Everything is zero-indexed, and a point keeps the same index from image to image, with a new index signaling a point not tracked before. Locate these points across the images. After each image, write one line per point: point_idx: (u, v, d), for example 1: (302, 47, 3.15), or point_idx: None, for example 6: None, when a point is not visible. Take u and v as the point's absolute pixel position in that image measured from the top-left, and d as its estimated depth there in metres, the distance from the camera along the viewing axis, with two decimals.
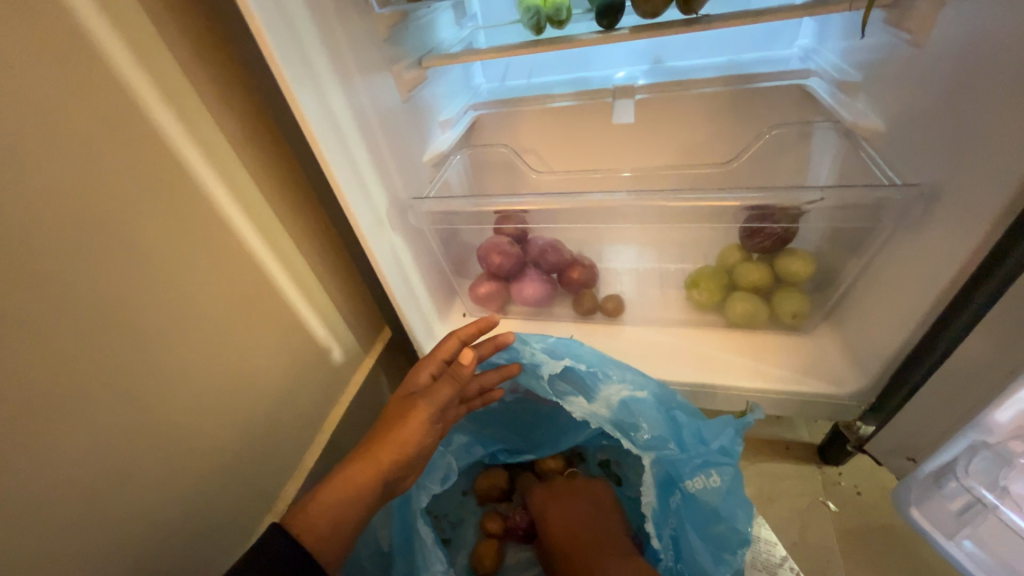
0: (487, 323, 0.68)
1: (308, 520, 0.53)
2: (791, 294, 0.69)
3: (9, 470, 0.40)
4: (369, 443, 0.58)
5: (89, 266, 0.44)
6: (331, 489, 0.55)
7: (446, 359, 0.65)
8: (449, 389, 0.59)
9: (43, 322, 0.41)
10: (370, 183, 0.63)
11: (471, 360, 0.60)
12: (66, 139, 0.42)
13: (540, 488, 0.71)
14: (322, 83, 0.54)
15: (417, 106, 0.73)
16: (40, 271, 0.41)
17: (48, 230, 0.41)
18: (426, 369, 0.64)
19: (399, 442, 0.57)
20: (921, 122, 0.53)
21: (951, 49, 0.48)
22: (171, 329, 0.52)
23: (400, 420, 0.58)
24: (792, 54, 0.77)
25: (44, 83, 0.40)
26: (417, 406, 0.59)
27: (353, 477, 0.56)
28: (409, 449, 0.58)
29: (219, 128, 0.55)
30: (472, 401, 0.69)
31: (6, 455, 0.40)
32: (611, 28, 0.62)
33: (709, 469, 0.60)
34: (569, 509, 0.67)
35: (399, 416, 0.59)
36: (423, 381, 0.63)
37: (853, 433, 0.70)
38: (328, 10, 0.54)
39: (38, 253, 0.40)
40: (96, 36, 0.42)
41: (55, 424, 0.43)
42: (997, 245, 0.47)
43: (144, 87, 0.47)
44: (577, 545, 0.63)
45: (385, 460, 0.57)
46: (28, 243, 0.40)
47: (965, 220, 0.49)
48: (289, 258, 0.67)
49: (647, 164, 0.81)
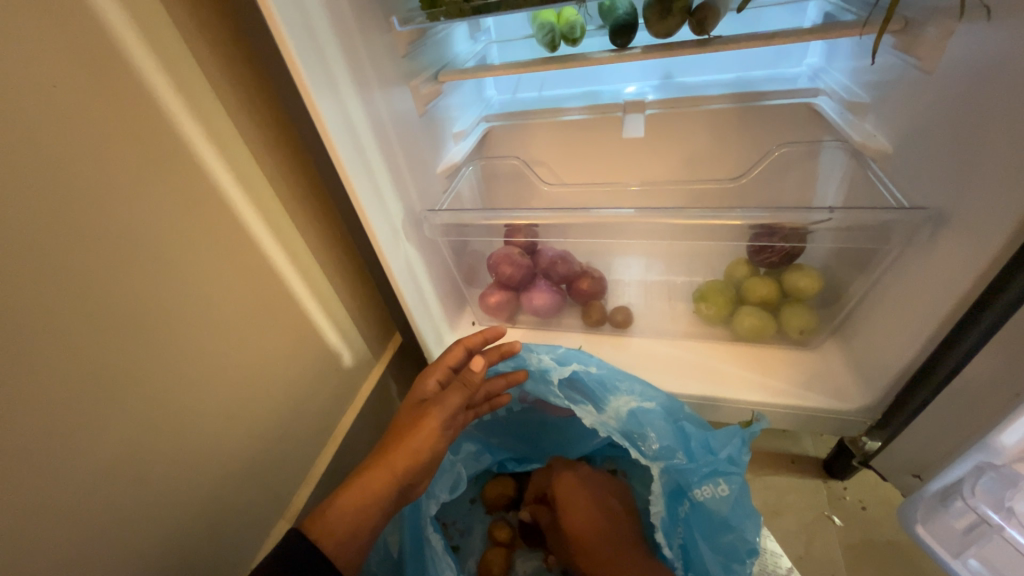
0: (496, 332, 0.69)
1: (326, 525, 0.54)
2: (799, 309, 0.70)
3: (41, 470, 0.42)
4: (383, 449, 0.59)
5: (119, 275, 0.46)
6: (348, 495, 0.56)
7: (453, 366, 0.67)
8: (459, 396, 0.60)
9: (74, 329, 0.43)
10: (386, 194, 0.65)
11: (481, 367, 0.61)
12: (97, 153, 0.43)
13: (572, 473, 0.71)
14: (344, 98, 0.55)
15: (432, 119, 0.75)
16: (68, 278, 0.42)
17: (78, 239, 0.43)
18: (434, 377, 0.66)
19: (412, 448, 0.58)
20: (929, 144, 0.54)
21: (959, 74, 0.49)
22: (189, 335, 0.54)
23: (413, 427, 0.59)
24: (801, 72, 0.78)
25: (77, 99, 0.42)
26: (429, 413, 0.60)
27: (368, 483, 0.57)
28: (423, 455, 0.59)
29: (244, 142, 0.57)
30: (479, 407, 0.70)
31: (37, 456, 0.42)
32: (624, 47, 0.63)
33: (717, 478, 0.60)
34: (595, 501, 0.68)
35: (411, 423, 0.60)
36: (432, 388, 0.65)
37: (858, 448, 0.72)
38: (350, 29, 0.55)
39: (73, 262, 0.43)
40: (128, 53, 0.44)
41: (77, 427, 0.45)
42: (1007, 265, 0.47)
43: (173, 103, 0.49)
44: (601, 537, 0.64)
45: (398, 466, 0.58)
46: (64, 254, 0.42)
47: (970, 242, 0.50)
48: (305, 267, 0.68)
49: (655, 177, 0.82)
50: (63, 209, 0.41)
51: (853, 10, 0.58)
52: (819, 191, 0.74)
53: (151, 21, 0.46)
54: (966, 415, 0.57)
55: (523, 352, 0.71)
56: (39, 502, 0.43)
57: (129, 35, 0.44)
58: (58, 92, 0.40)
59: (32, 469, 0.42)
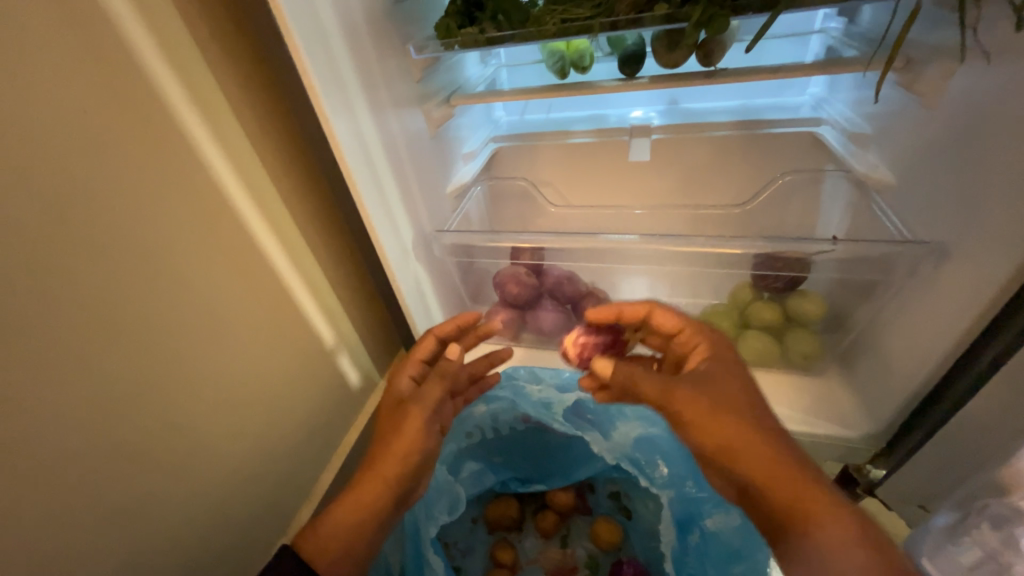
0: (469, 318, 0.68)
1: (319, 543, 0.53)
2: (803, 335, 0.70)
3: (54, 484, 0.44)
4: (371, 457, 0.58)
5: (136, 293, 0.48)
6: (342, 510, 0.55)
7: (425, 359, 0.67)
8: (438, 387, 0.62)
9: (91, 345, 0.45)
10: (397, 214, 0.66)
11: (458, 355, 0.63)
12: (114, 175, 0.45)
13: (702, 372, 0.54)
14: (358, 118, 0.57)
15: (443, 141, 0.76)
16: (86, 296, 0.44)
17: (91, 259, 0.44)
18: (407, 373, 0.66)
19: (399, 452, 0.58)
20: (931, 178, 0.55)
21: (963, 110, 0.50)
22: (196, 351, 0.54)
23: (395, 432, 0.58)
24: (804, 101, 0.79)
25: (96, 123, 0.43)
26: (410, 412, 0.59)
27: (362, 495, 0.56)
28: (412, 457, 0.58)
29: (261, 165, 0.59)
30: (467, 394, 0.68)
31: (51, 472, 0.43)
32: (632, 77, 0.65)
33: (727, 507, 0.60)
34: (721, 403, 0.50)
35: (393, 427, 0.59)
36: (406, 385, 0.65)
37: (864, 477, 0.72)
38: (367, 52, 0.57)
39: (94, 281, 0.44)
40: (157, 83, 0.47)
41: (81, 443, 0.45)
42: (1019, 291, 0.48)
43: (199, 128, 0.51)
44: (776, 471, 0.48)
45: (389, 472, 0.57)
46: (86, 273, 0.43)
47: (980, 268, 0.51)
48: (315, 284, 0.69)
49: (659, 201, 0.84)
50: (88, 230, 0.43)
51: (856, 46, 0.59)
52: (823, 218, 0.75)
53: (180, 51, 0.49)
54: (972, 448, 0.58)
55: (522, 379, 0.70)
56: (39, 518, 0.43)
57: (160, 66, 0.47)
58: (87, 119, 0.42)
59: (35, 486, 0.42)
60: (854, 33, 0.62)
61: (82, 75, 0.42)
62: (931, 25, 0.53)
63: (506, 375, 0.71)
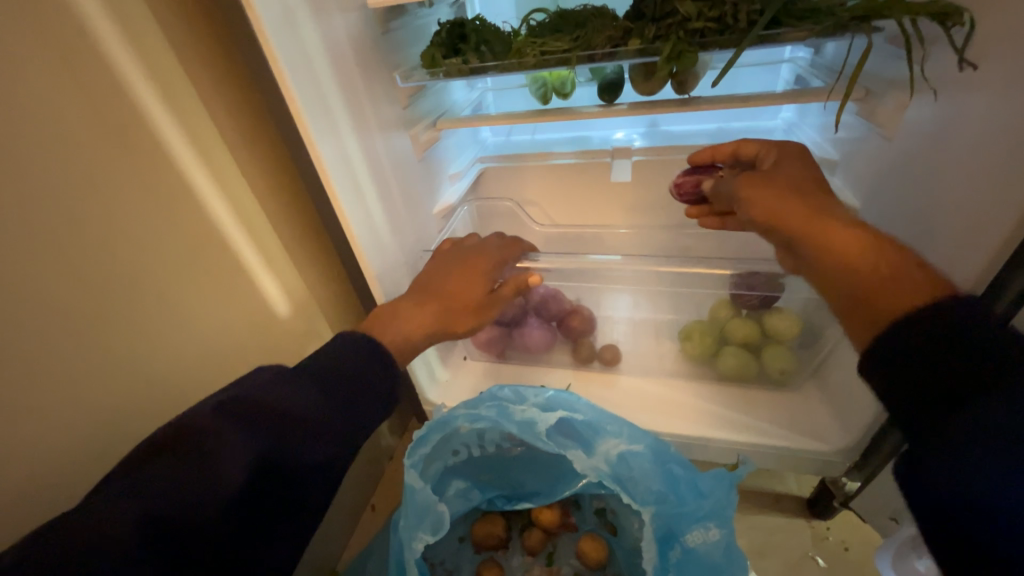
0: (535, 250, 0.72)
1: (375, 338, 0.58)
2: (778, 351, 0.71)
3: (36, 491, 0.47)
4: (435, 298, 0.62)
5: (119, 313, 0.51)
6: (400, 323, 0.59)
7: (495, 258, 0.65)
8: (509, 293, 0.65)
9: (69, 364, 0.47)
10: (383, 235, 0.67)
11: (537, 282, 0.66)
12: (99, 199, 0.48)
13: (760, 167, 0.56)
14: (345, 143, 0.59)
15: (429, 163, 0.78)
16: (68, 317, 0.47)
17: (72, 276, 0.47)
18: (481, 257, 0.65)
19: (465, 319, 0.62)
20: (899, 200, 0.58)
21: (923, 138, 0.54)
22: (173, 366, 0.57)
23: (472, 310, 0.63)
24: (776, 126, 0.83)
25: (84, 151, 0.47)
26: (484, 310, 0.63)
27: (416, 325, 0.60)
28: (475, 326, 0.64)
29: (249, 191, 0.63)
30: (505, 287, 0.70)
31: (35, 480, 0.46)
32: (612, 103, 0.68)
33: (708, 523, 0.61)
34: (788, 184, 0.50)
35: (470, 304, 0.62)
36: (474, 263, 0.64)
37: (839, 490, 0.74)
38: (355, 80, 0.59)
39: (79, 301, 0.47)
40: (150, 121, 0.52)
41: (52, 453, 0.48)
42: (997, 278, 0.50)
43: (193, 162, 0.56)
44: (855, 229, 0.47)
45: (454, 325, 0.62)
46: (68, 294, 0.46)
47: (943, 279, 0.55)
48: (299, 302, 0.73)
49: (641, 221, 0.87)
50: (74, 254, 0.47)
51: (820, 77, 0.63)
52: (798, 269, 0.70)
53: (173, 92, 0.54)
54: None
55: (505, 402, 0.68)
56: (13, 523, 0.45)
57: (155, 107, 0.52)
58: (76, 153, 0.46)
59: (6, 493, 0.45)
60: (819, 64, 0.66)
61: (75, 115, 0.46)
62: (888, 59, 0.57)
63: (490, 394, 0.70)
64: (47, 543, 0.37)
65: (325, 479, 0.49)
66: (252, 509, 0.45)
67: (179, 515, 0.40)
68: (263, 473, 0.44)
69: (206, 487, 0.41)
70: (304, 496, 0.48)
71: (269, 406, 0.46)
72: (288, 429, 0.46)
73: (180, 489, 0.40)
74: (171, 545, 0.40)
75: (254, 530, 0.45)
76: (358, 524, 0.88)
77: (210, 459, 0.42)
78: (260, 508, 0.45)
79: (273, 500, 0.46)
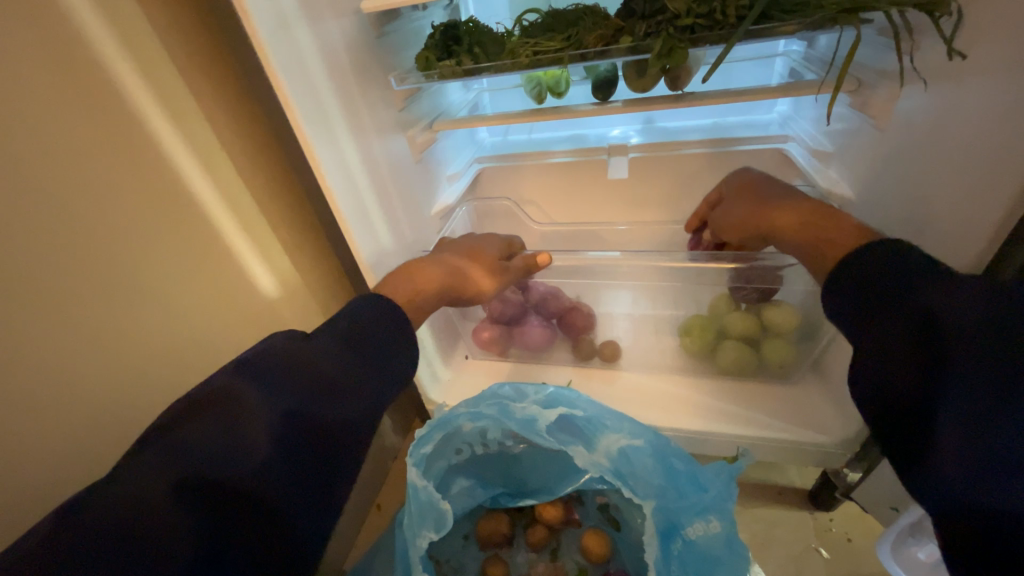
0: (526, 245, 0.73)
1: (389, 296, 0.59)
2: (778, 344, 0.72)
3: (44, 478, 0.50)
4: (446, 267, 0.64)
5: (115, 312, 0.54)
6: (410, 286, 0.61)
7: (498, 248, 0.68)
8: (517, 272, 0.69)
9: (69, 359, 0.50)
10: (382, 235, 0.68)
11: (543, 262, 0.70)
12: (99, 205, 0.52)
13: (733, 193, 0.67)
14: (341, 146, 0.59)
15: (426, 164, 0.79)
16: (67, 314, 0.50)
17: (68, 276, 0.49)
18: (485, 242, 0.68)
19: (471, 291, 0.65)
20: (894, 190, 0.58)
21: (915, 127, 0.54)
22: (172, 362, 0.60)
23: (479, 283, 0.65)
24: (772, 120, 0.83)
25: (87, 161, 0.50)
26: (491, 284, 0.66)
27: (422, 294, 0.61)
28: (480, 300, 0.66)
29: (244, 194, 0.65)
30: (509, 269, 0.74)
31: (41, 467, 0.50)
32: (605, 101, 0.69)
33: (709, 516, 0.62)
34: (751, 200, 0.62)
35: (477, 278, 0.65)
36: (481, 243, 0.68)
37: (842, 481, 0.73)
38: (350, 83, 0.60)
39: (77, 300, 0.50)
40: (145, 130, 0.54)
41: (58, 445, 0.51)
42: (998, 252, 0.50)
43: (188, 167, 0.59)
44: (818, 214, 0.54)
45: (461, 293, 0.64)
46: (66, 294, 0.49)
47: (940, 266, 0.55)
48: (296, 301, 0.75)
49: (637, 218, 0.88)
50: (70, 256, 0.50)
51: (812, 70, 0.63)
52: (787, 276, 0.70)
53: (167, 101, 0.56)
54: (1001, 415, 0.35)
55: (506, 401, 0.68)
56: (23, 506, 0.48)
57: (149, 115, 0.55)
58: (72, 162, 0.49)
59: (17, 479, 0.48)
60: (811, 57, 0.66)
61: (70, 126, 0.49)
62: (877, 50, 0.57)
63: (492, 392, 0.70)
64: (94, 501, 0.36)
65: (362, 437, 0.48)
66: (299, 470, 0.42)
67: (219, 475, 0.38)
68: (297, 434, 0.43)
69: (242, 445, 0.40)
70: (347, 456, 0.46)
71: (306, 368, 0.46)
72: (325, 391, 0.46)
73: (215, 448, 0.39)
74: (212, 509, 0.38)
75: (304, 495, 0.43)
76: (365, 523, 0.88)
77: (251, 416, 0.41)
78: (307, 470, 0.43)
79: (317, 462, 0.44)
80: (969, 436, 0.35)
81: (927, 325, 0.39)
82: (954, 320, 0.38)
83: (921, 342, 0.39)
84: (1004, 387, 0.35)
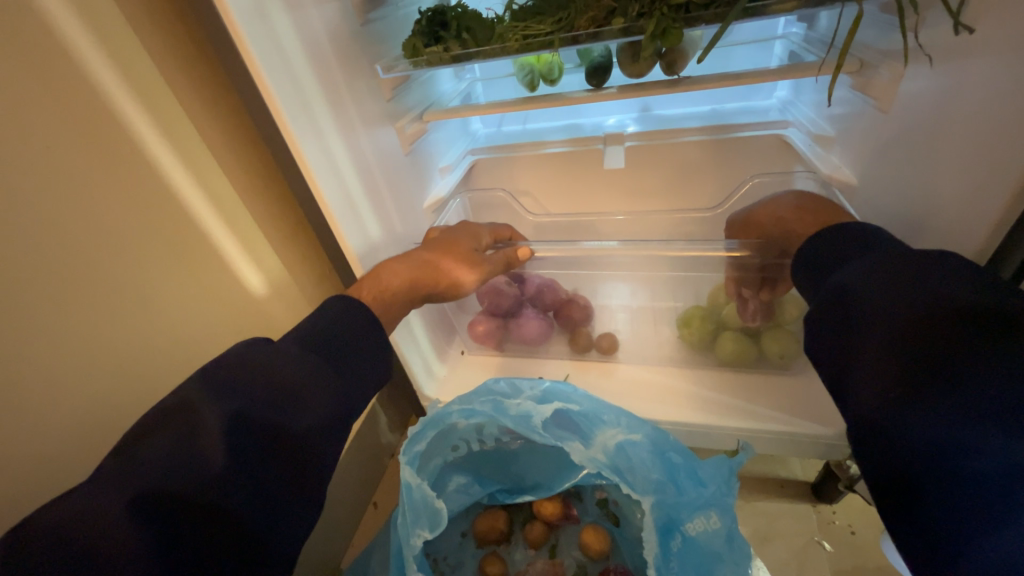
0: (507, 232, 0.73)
1: (372, 284, 0.59)
2: (780, 336, 0.70)
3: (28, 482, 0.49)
4: (426, 259, 0.62)
5: (97, 310, 0.52)
6: (391, 275, 0.60)
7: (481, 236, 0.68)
8: (501, 265, 0.67)
9: (52, 360, 0.49)
10: (371, 229, 0.66)
11: (526, 253, 0.68)
12: (79, 200, 0.50)
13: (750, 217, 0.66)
14: (324, 135, 0.57)
15: (417, 156, 0.77)
16: (49, 314, 0.48)
17: (50, 275, 0.48)
18: (472, 233, 0.67)
19: (451, 280, 0.63)
20: (899, 174, 0.56)
21: (919, 109, 0.52)
22: (160, 363, 0.58)
23: (457, 272, 0.63)
24: (771, 105, 0.81)
25: (68, 156, 0.49)
26: (469, 275, 0.64)
27: (392, 284, 0.59)
28: (462, 291, 0.65)
29: (229, 186, 0.64)
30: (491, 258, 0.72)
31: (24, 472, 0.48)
32: (600, 87, 0.66)
33: (708, 511, 0.61)
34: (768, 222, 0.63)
35: (456, 266, 0.63)
36: (466, 236, 0.66)
37: (844, 472, 0.72)
38: (334, 71, 0.58)
39: (59, 298, 0.49)
40: (125, 123, 0.53)
41: (43, 449, 0.50)
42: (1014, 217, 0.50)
43: (170, 161, 0.57)
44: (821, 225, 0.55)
45: (442, 282, 0.63)
46: (47, 293, 0.48)
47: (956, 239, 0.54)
48: (285, 297, 0.74)
49: (634, 208, 0.86)
50: (51, 254, 0.48)
51: (811, 51, 0.62)
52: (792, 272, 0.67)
53: (146, 89, 0.54)
54: (975, 399, 0.36)
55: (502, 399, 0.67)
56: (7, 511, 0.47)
57: (131, 109, 0.53)
58: (50, 156, 0.48)
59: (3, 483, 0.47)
60: (811, 38, 0.64)
61: (47, 119, 0.47)
62: (881, 29, 0.55)
63: (485, 388, 0.69)
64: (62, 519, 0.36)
65: (338, 434, 0.47)
66: (257, 480, 0.41)
67: (184, 485, 0.38)
68: (265, 440, 0.42)
69: (195, 454, 0.39)
70: (315, 462, 0.45)
71: (278, 375, 0.45)
72: (293, 396, 0.45)
73: (182, 459, 0.39)
74: (179, 516, 0.38)
75: (264, 506, 0.41)
76: (360, 521, 0.88)
77: (210, 426, 0.40)
78: (267, 478, 0.42)
79: (279, 471, 0.43)
80: (940, 421, 0.36)
81: (890, 302, 0.41)
82: (878, 293, 0.42)
83: (847, 312, 0.44)
84: (961, 373, 0.37)
